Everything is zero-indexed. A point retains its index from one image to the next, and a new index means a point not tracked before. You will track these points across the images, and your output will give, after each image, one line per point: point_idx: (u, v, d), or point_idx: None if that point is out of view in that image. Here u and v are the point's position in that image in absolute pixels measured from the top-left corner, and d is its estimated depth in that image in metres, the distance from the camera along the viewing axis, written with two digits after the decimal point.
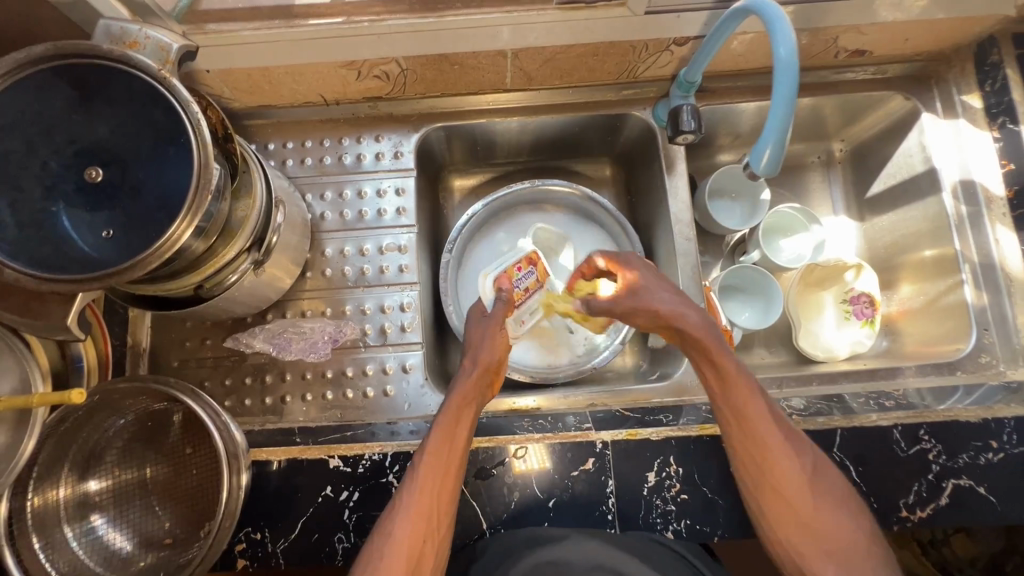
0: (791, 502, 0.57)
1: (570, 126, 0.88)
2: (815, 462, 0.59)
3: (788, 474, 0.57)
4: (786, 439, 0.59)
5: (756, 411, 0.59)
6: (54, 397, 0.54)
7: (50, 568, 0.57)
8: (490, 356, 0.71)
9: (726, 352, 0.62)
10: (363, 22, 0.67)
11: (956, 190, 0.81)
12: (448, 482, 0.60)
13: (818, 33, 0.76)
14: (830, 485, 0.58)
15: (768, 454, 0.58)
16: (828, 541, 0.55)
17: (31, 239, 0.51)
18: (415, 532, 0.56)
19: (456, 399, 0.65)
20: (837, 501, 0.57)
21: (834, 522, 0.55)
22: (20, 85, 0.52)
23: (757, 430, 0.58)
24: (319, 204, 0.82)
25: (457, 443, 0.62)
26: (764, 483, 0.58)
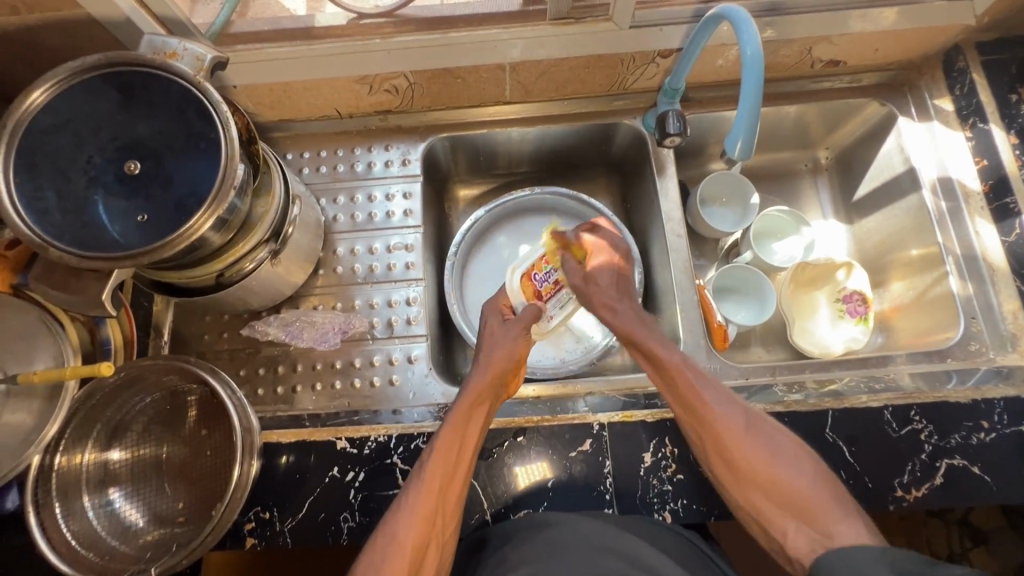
0: (738, 466, 0.58)
1: (567, 136, 0.94)
2: (751, 418, 0.60)
3: (724, 432, 0.59)
4: (716, 401, 0.61)
5: (684, 383, 0.62)
6: (86, 370, 0.58)
7: (68, 536, 0.60)
8: (506, 357, 0.70)
9: (661, 347, 0.66)
10: (374, 39, 0.76)
11: (935, 186, 0.85)
12: (455, 482, 0.60)
13: (791, 44, 0.83)
14: (772, 441, 0.58)
15: (703, 420, 0.61)
16: (781, 495, 0.55)
17: (72, 223, 0.55)
18: (421, 534, 0.56)
19: (467, 401, 0.64)
20: (786, 454, 0.57)
21: (785, 474, 0.56)
22: (75, 89, 0.59)
23: (691, 400, 0.62)
24: (332, 207, 0.88)
25: (467, 442, 0.62)
26: (712, 451, 0.60)
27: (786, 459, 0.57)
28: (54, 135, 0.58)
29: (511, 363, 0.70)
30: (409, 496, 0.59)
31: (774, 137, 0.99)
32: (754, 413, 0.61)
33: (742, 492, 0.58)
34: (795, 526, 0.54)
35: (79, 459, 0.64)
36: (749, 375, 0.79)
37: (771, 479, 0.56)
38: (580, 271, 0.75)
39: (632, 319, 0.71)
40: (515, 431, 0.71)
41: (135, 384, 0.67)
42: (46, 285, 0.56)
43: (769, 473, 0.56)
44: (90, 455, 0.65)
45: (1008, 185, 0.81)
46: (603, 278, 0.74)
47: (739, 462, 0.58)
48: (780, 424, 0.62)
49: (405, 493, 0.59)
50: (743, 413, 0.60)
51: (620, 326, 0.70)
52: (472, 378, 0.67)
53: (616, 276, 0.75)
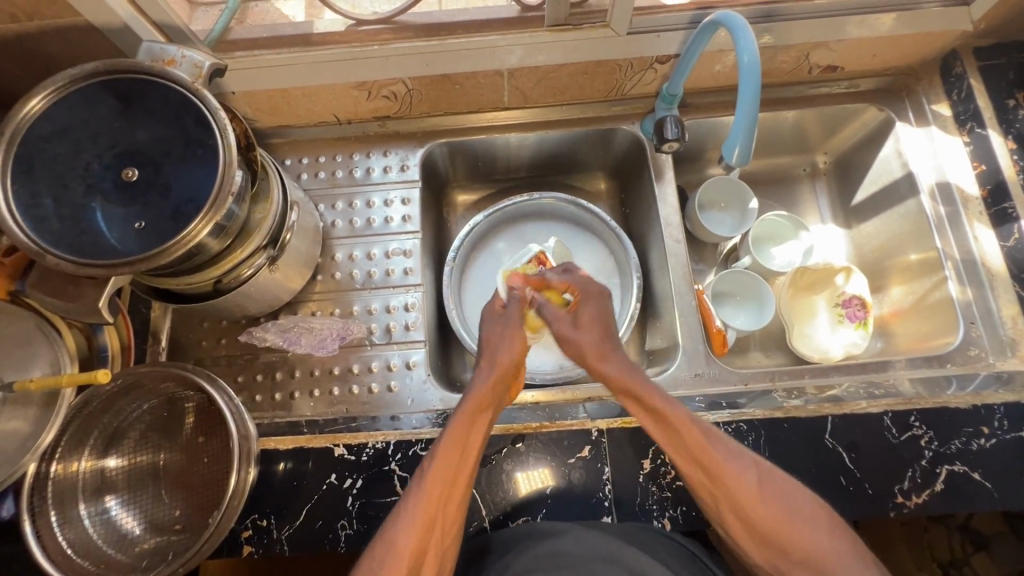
0: (755, 526, 0.56)
1: (565, 141, 0.94)
2: (764, 472, 0.58)
3: (743, 495, 0.56)
4: (728, 458, 0.58)
5: (692, 441, 0.59)
6: (83, 377, 0.57)
7: (64, 545, 0.60)
8: (510, 359, 0.70)
9: (655, 393, 0.63)
10: (372, 46, 0.76)
11: (933, 192, 0.85)
12: (458, 487, 0.58)
13: (788, 50, 0.83)
14: (788, 497, 0.56)
15: (717, 483, 0.58)
16: (799, 554, 0.54)
17: (69, 230, 0.55)
18: (420, 540, 0.54)
19: (472, 404, 0.63)
20: (804, 513, 0.55)
21: (803, 533, 0.54)
22: (73, 96, 0.59)
23: (702, 459, 0.59)
24: (330, 213, 0.88)
25: (471, 447, 0.61)
26: (725, 509, 0.58)
27: (800, 515, 0.55)
28: (52, 142, 0.58)
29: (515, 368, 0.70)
30: (410, 500, 0.56)
31: (773, 142, 0.99)
32: (763, 465, 0.59)
33: (761, 551, 0.57)
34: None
35: (76, 466, 0.64)
36: (748, 380, 0.78)
37: (788, 539, 0.55)
38: (568, 317, 0.75)
39: (626, 368, 0.67)
40: (514, 437, 0.71)
41: (132, 391, 0.67)
42: (43, 293, 0.56)
43: (788, 535, 0.55)
44: (87, 462, 0.65)
45: (1006, 190, 0.81)
46: (593, 326, 0.72)
47: (755, 522, 0.56)
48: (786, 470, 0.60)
49: (405, 499, 0.57)
50: (752, 465, 0.58)
51: (615, 378, 0.66)
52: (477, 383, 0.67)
53: (600, 319, 0.73)
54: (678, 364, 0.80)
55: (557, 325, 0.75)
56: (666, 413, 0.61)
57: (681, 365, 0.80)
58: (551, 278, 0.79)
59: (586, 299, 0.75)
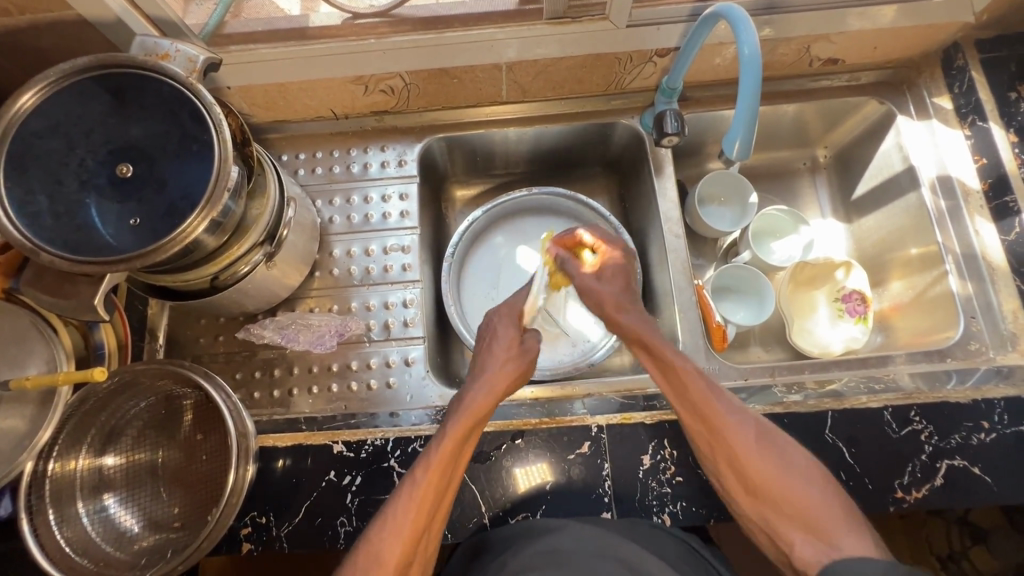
0: (750, 478, 0.58)
1: (564, 135, 0.94)
2: (764, 429, 0.60)
3: (738, 445, 0.59)
4: (730, 412, 0.61)
5: (697, 390, 0.62)
6: (79, 375, 0.57)
7: (63, 543, 0.60)
8: (510, 374, 0.69)
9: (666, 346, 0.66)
10: (369, 39, 0.75)
11: (934, 185, 0.84)
12: (444, 497, 0.59)
13: (789, 42, 0.82)
14: (784, 454, 0.59)
15: (717, 435, 0.60)
16: (791, 507, 0.56)
17: (64, 227, 0.55)
18: (408, 551, 0.54)
19: (470, 418, 0.63)
20: (798, 469, 0.58)
21: (797, 490, 0.56)
22: (66, 91, 0.58)
23: (703, 408, 0.61)
24: (328, 209, 0.87)
25: (462, 461, 0.61)
26: (723, 463, 0.60)
27: (796, 472, 0.57)
28: (45, 138, 0.57)
29: (512, 382, 0.70)
30: (398, 507, 0.56)
31: (772, 136, 0.98)
32: (766, 425, 0.61)
33: (753, 506, 0.58)
34: (803, 539, 0.55)
35: (74, 465, 0.64)
36: (748, 376, 0.78)
37: (783, 494, 0.56)
38: (591, 269, 0.76)
39: (641, 321, 0.70)
40: (513, 433, 0.71)
41: (129, 389, 0.66)
42: (38, 292, 0.56)
43: (784, 490, 0.57)
44: (84, 461, 0.64)
45: (1007, 183, 0.80)
46: (615, 279, 0.74)
47: (750, 472, 0.58)
48: (793, 439, 0.62)
49: (393, 501, 0.57)
50: (753, 422, 0.61)
51: (630, 328, 0.70)
52: (472, 392, 0.66)
53: (623, 271, 0.75)
54: None
55: (580, 278, 0.75)
56: (672, 362, 0.64)
57: None
58: (584, 235, 0.78)
59: (610, 254, 0.76)
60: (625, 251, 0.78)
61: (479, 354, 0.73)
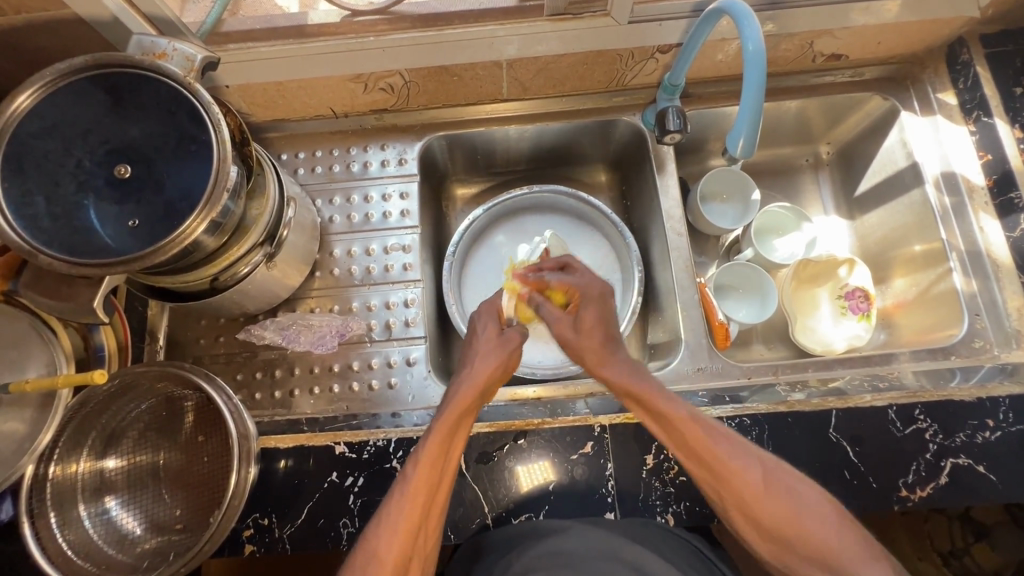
0: (762, 523, 0.56)
1: (565, 133, 0.93)
2: (767, 468, 0.58)
3: (745, 489, 0.56)
4: (731, 455, 0.58)
5: (693, 439, 0.59)
6: (78, 378, 0.56)
7: (65, 546, 0.60)
8: (496, 365, 0.68)
9: (657, 395, 0.62)
10: (368, 37, 0.74)
11: (938, 182, 0.84)
12: (438, 492, 0.59)
13: (793, 38, 0.81)
14: (793, 490, 0.57)
15: (721, 483, 0.58)
16: (808, 550, 0.54)
17: (62, 229, 0.54)
18: (404, 549, 0.53)
19: (455, 408, 0.62)
20: (811, 509, 0.55)
21: (813, 530, 0.54)
22: (62, 92, 0.57)
23: (704, 458, 0.59)
24: (328, 208, 0.87)
25: (452, 451, 0.61)
26: (732, 507, 0.58)
27: (808, 513, 0.55)
28: (41, 139, 0.56)
29: (499, 372, 0.69)
30: (392, 507, 0.56)
31: (775, 132, 0.98)
32: (769, 461, 0.59)
33: (771, 548, 0.57)
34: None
35: (75, 467, 0.63)
36: (751, 374, 0.78)
37: (799, 535, 0.54)
38: (568, 319, 0.73)
39: (628, 371, 0.66)
40: (516, 434, 0.70)
41: (129, 391, 0.66)
42: (38, 294, 0.55)
43: (800, 534, 0.54)
44: (86, 463, 0.64)
45: (1012, 179, 0.80)
46: (595, 330, 0.71)
47: (763, 519, 0.56)
48: (791, 466, 0.60)
49: (387, 501, 0.57)
50: (757, 460, 0.58)
51: (618, 382, 0.66)
52: (458, 385, 0.65)
53: (600, 319, 0.72)
54: (680, 358, 0.79)
55: (557, 327, 0.73)
56: (661, 411, 0.61)
57: (682, 359, 0.79)
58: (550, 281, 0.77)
59: (586, 301, 0.73)
60: (601, 295, 0.73)
61: (466, 349, 0.73)
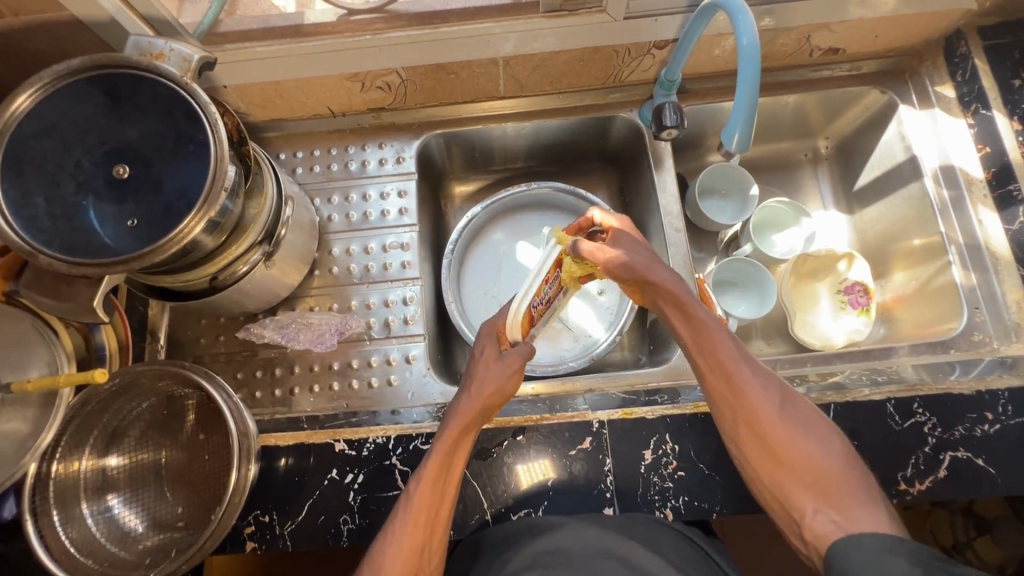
0: (768, 442, 0.58)
1: (563, 130, 0.93)
2: (786, 393, 0.60)
3: (762, 408, 0.58)
4: (756, 376, 0.60)
5: (724, 352, 0.61)
6: (78, 377, 0.57)
7: (68, 544, 0.60)
8: (496, 389, 0.65)
9: (697, 305, 0.64)
10: (365, 36, 0.74)
11: (937, 175, 0.84)
12: (441, 516, 0.59)
13: (789, 33, 0.81)
14: (807, 420, 0.58)
15: (736, 393, 0.60)
16: (808, 475, 0.56)
17: (62, 229, 0.55)
18: (409, 566, 0.55)
19: (452, 434, 0.62)
20: (821, 438, 0.57)
21: (816, 456, 0.56)
22: (60, 93, 0.58)
23: (728, 370, 0.60)
24: (326, 207, 0.87)
25: (454, 472, 0.61)
26: (740, 424, 0.60)
27: (816, 442, 0.57)
28: (40, 140, 0.57)
29: (500, 395, 0.66)
30: (395, 526, 0.57)
31: (774, 127, 0.97)
32: (788, 389, 0.61)
33: (768, 471, 0.58)
34: (814, 506, 0.54)
35: (77, 466, 0.64)
36: None
37: (803, 461, 0.56)
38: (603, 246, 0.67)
39: (672, 279, 0.65)
40: (514, 430, 0.71)
41: (130, 390, 0.67)
42: (38, 294, 0.56)
43: (804, 459, 0.56)
44: (88, 462, 0.65)
45: (1011, 172, 0.79)
46: (628, 245, 0.68)
47: (771, 437, 0.58)
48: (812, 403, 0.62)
49: (389, 522, 0.58)
50: (778, 389, 0.60)
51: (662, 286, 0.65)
52: (457, 407, 0.65)
53: (632, 241, 0.68)
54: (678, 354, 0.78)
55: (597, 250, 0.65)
56: (697, 316, 0.63)
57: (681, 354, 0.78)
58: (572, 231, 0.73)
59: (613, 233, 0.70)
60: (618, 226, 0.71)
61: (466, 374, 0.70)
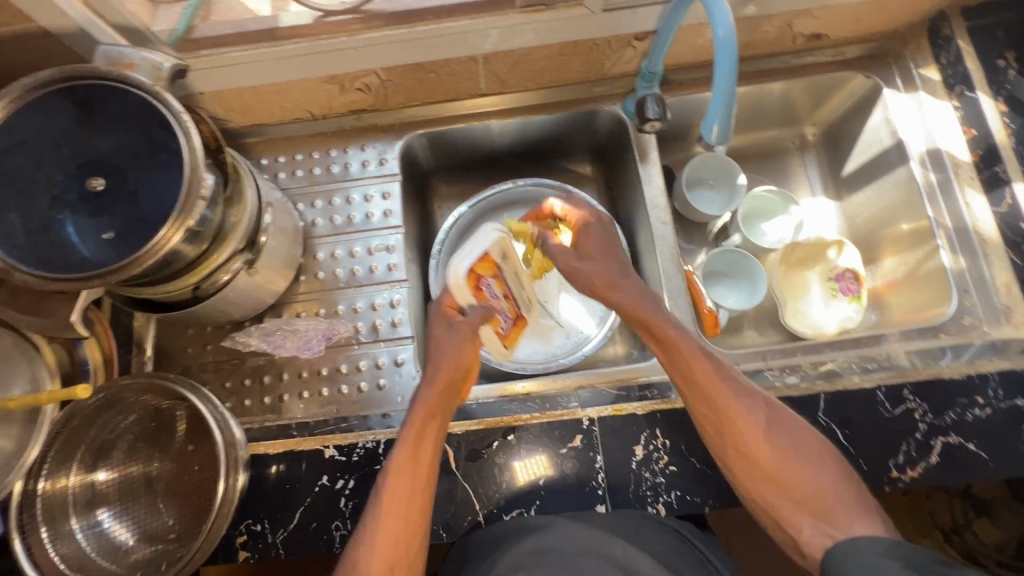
0: (761, 466, 0.57)
1: (548, 125, 0.92)
2: (771, 409, 0.59)
3: (746, 427, 0.58)
4: (737, 393, 0.59)
5: (701, 371, 0.60)
6: (61, 394, 0.59)
7: (58, 560, 0.60)
8: (456, 365, 0.64)
9: (668, 321, 0.62)
10: (341, 38, 0.73)
11: (923, 159, 0.83)
12: (415, 505, 0.58)
13: (770, 20, 0.80)
14: (793, 435, 0.58)
15: (725, 419, 0.59)
16: (800, 493, 0.55)
17: (38, 244, 0.54)
18: (384, 559, 0.55)
19: (420, 415, 0.61)
20: (809, 453, 0.57)
21: (805, 473, 0.56)
22: (31, 107, 0.57)
23: (709, 390, 0.59)
24: (310, 212, 0.86)
25: (422, 459, 0.60)
26: (730, 448, 0.59)
27: (806, 458, 0.57)
28: (13, 155, 0.56)
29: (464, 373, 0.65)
30: (371, 522, 0.57)
31: (760, 115, 0.97)
32: (772, 404, 0.60)
33: (758, 491, 0.57)
34: (811, 523, 0.54)
35: (65, 482, 0.63)
36: (740, 361, 0.78)
37: (793, 478, 0.56)
38: (570, 251, 0.71)
39: (639, 297, 0.65)
40: (505, 430, 0.70)
41: (116, 404, 0.66)
42: (14, 310, 0.55)
43: (794, 475, 0.56)
44: (76, 477, 0.64)
45: (997, 153, 0.79)
46: (599, 255, 0.69)
47: (759, 458, 0.57)
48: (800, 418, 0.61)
49: (364, 520, 0.58)
50: (761, 402, 0.59)
51: (625, 306, 0.65)
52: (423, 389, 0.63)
53: (602, 236, 0.71)
54: None
55: (562, 259, 0.71)
56: (676, 341, 0.61)
57: None
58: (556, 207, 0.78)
59: (585, 229, 0.72)
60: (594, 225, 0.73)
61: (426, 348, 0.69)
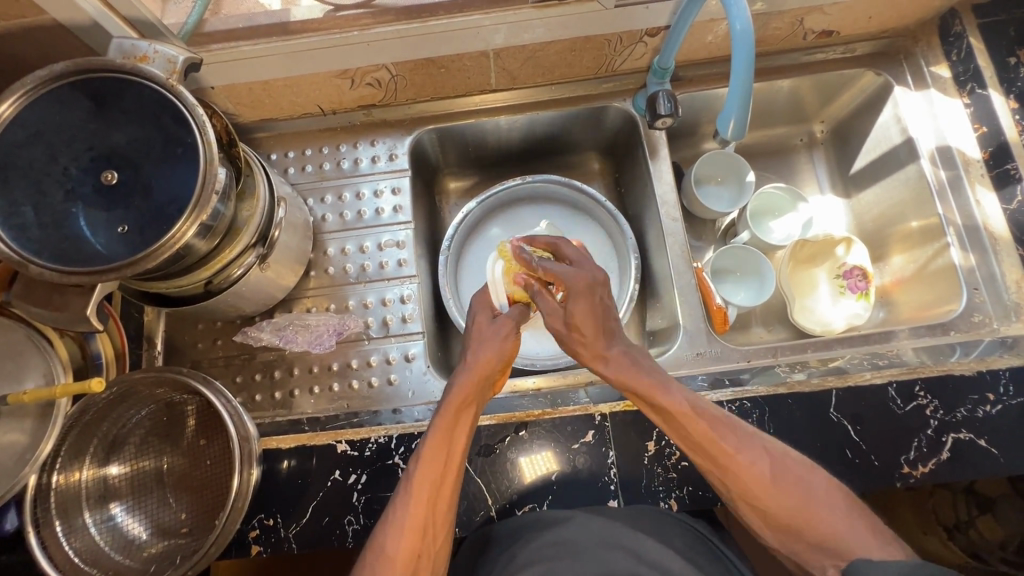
0: (770, 513, 0.57)
1: (557, 122, 0.92)
2: (776, 459, 0.58)
3: (752, 481, 0.57)
4: (741, 449, 0.58)
5: (702, 435, 0.58)
6: (75, 388, 0.58)
7: (72, 554, 0.60)
8: (496, 356, 0.64)
9: (657, 388, 0.60)
10: (353, 32, 0.72)
11: (934, 156, 0.83)
12: (445, 489, 0.59)
13: (783, 16, 0.80)
14: (803, 480, 0.57)
15: (731, 476, 0.58)
16: (816, 535, 0.56)
17: (51, 237, 0.54)
18: (412, 547, 0.55)
19: (452, 408, 0.61)
20: (818, 496, 0.57)
21: (822, 515, 0.56)
22: (45, 100, 0.57)
23: (710, 450, 0.58)
24: (320, 207, 0.86)
25: (454, 452, 0.60)
26: (741, 501, 0.59)
27: (818, 500, 0.56)
28: (28, 148, 0.56)
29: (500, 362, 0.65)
30: (399, 509, 0.57)
31: (770, 112, 0.97)
32: (776, 450, 0.59)
33: (777, 537, 0.59)
34: (831, 563, 0.55)
35: (78, 476, 0.63)
36: (751, 357, 0.78)
37: (808, 524, 0.56)
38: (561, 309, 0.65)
39: (626, 367, 0.62)
40: (517, 425, 0.70)
41: (128, 398, 0.66)
42: (29, 303, 0.55)
43: (807, 519, 0.56)
44: (89, 471, 0.64)
45: (1008, 152, 0.80)
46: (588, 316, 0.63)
47: (771, 509, 0.57)
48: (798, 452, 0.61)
49: (391, 506, 0.58)
50: (765, 452, 0.58)
51: (614, 378, 0.62)
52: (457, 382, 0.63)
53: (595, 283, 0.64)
54: (678, 344, 0.79)
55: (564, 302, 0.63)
56: (665, 404, 0.59)
57: (681, 345, 0.79)
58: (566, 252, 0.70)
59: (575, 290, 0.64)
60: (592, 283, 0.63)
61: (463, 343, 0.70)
